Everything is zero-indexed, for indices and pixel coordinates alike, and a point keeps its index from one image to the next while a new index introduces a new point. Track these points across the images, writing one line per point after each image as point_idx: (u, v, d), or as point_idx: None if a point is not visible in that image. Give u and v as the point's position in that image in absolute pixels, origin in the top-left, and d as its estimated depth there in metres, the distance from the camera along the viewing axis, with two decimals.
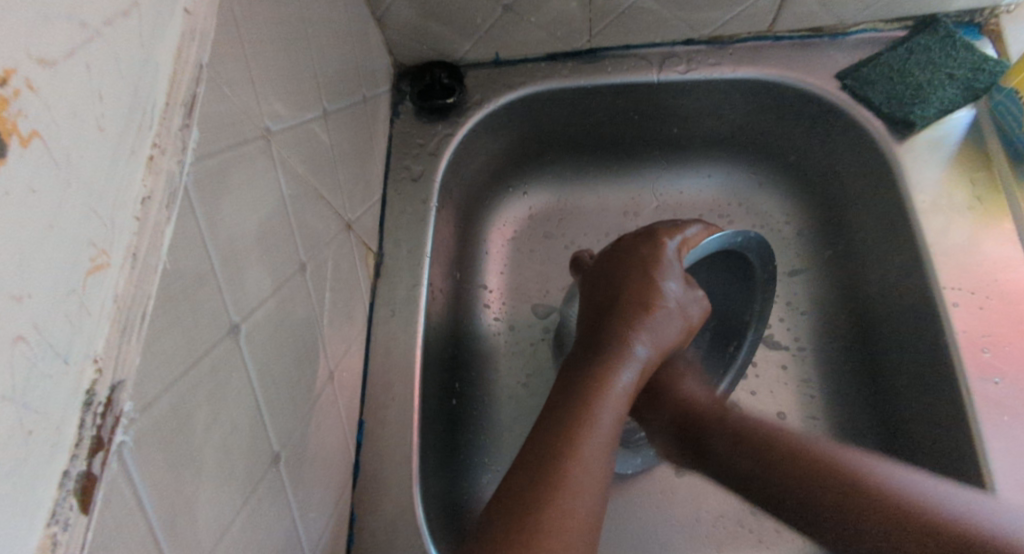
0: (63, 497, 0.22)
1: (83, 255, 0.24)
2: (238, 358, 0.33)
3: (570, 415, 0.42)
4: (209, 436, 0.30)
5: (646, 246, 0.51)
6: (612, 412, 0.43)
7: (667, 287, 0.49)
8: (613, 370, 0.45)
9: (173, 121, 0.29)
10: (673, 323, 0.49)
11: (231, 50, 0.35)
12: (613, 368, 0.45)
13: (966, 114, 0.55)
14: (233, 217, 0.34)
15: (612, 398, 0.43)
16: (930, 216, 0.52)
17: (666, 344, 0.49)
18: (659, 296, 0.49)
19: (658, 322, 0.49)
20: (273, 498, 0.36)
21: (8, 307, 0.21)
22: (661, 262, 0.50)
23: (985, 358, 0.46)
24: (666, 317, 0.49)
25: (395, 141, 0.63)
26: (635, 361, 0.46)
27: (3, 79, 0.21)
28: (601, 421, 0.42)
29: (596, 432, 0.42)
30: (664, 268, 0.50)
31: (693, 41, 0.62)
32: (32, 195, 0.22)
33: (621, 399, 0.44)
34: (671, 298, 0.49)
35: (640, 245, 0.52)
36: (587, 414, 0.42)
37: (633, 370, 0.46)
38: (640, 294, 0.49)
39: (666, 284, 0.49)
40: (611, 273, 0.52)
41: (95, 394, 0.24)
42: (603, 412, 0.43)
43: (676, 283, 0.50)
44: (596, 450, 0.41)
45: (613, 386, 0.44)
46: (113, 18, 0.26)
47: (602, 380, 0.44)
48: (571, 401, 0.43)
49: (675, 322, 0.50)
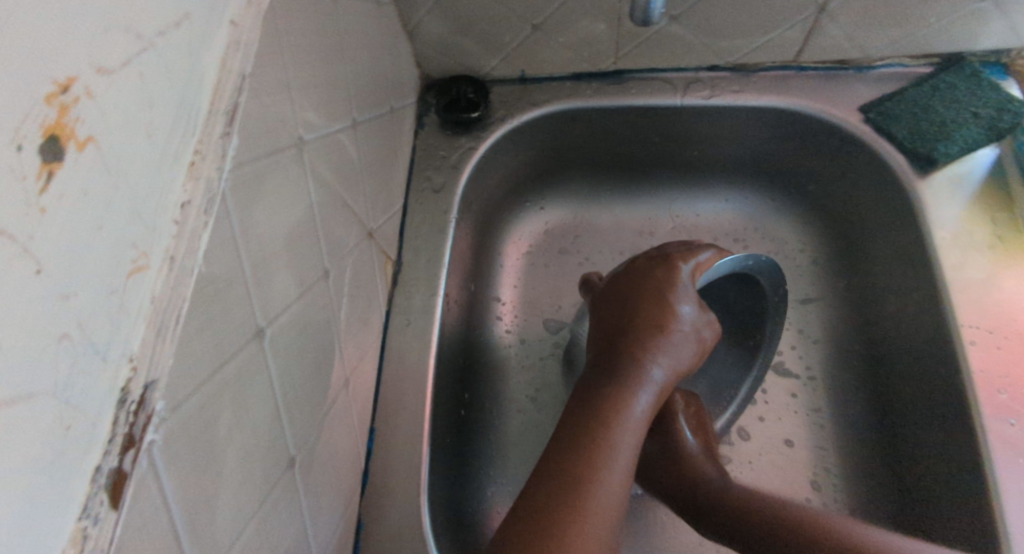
0: (94, 493, 0.23)
1: (126, 256, 0.25)
2: (262, 362, 0.34)
3: (586, 442, 0.43)
4: (231, 437, 0.31)
5: (660, 270, 0.51)
6: (628, 440, 0.43)
7: (681, 311, 0.49)
8: (628, 397, 0.45)
9: (215, 128, 0.30)
10: (688, 347, 0.49)
11: (271, 61, 0.36)
12: (628, 394, 0.45)
13: (988, 153, 0.55)
14: (264, 223, 0.35)
15: (627, 425, 0.44)
16: (950, 253, 0.52)
17: (682, 367, 0.49)
18: (673, 320, 0.49)
19: (672, 347, 0.48)
20: (286, 502, 0.37)
21: (56, 304, 0.21)
22: (675, 287, 0.50)
23: (1001, 399, 0.46)
24: (681, 340, 0.49)
25: (418, 151, 0.64)
26: (650, 386, 0.46)
27: (65, 86, 0.22)
28: (618, 449, 0.43)
29: (614, 459, 0.42)
30: (678, 292, 0.50)
31: (718, 67, 0.63)
32: (85, 198, 0.22)
33: (637, 425, 0.45)
34: (685, 322, 0.49)
35: (654, 268, 0.51)
36: (603, 441, 0.43)
37: (648, 394, 0.46)
38: (655, 318, 0.49)
39: (680, 309, 0.49)
40: (623, 296, 0.51)
41: (130, 392, 0.24)
42: (618, 440, 0.43)
43: (690, 307, 0.50)
44: (613, 477, 0.41)
45: (629, 413, 0.45)
46: (166, 29, 0.27)
47: (617, 407, 0.44)
48: (586, 426, 0.44)
49: (690, 346, 0.49)
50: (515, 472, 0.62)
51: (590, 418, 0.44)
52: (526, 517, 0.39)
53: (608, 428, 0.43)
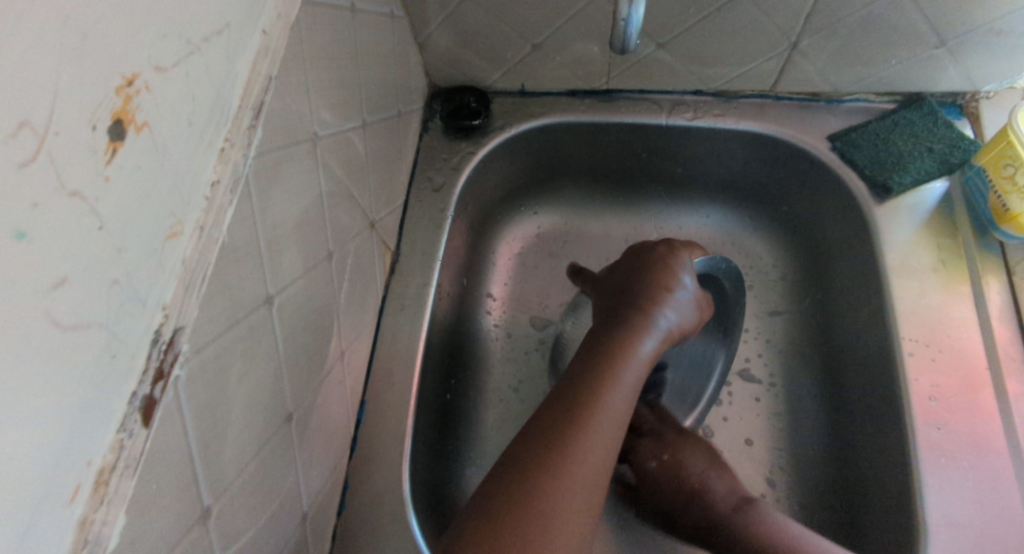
0: (130, 412, 0.27)
1: (165, 223, 0.30)
2: (269, 325, 0.39)
3: (599, 375, 0.48)
4: (240, 386, 0.36)
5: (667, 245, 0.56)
6: (633, 378, 0.49)
7: (689, 280, 0.55)
8: (638, 340, 0.51)
9: (242, 121, 0.35)
10: (689, 312, 0.55)
11: (294, 65, 0.41)
12: (638, 337, 0.51)
13: (939, 186, 0.60)
14: (278, 205, 0.40)
15: (633, 364, 0.49)
16: (899, 274, 0.57)
17: (686, 326, 0.55)
18: (682, 284, 0.55)
19: (675, 308, 0.54)
20: (282, 451, 0.41)
21: (111, 255, 0.26)
22: (682, 260, 0.56)
23: (932, 406, 0.51)
24: (687, 302, 0.55)
25: (422, 154, 0.70)
26: (656, 334, 0.52)
27: (130, 80, 0.27)
28: (623, 382, 0.48)
29: (619, 390, 0.48)
30: (687, 264, 0.56)
31: (701, 92, 0.68)
32: (138, 170, 0.28)
33: (641, 366, 0.50)
34: (687, 291, 0.55)
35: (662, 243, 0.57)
36: (611, 373, 0.48)
37: (655, 341, 0.51)
38: (663, 280, 0.54)
39: (686, 278, 0.55)
40: (631, 265, 0.56)
41: (161, 334, 0.29)
42: (625, 380, 0.48)
43: (697, 278, 0.56)
44: (617, 405, 0.47)
45: (636, 354, 0.50)
46: (210, 37, 0.32)
47: (628, 347, 0.50)
48: (599, 361, 0.49)
49: (693, 311, 0.55)
50: (493, 455, 0.66)
51: (605, 355, 0.49)
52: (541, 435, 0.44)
53: (619, 364, 0.49)
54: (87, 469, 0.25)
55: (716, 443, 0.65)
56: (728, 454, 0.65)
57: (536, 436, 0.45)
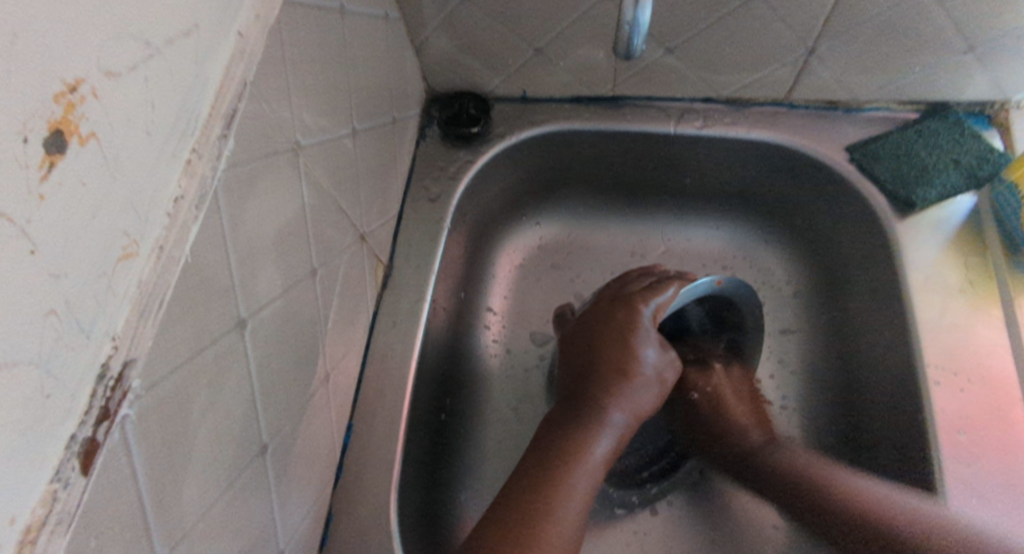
0: (66, 458, 0.24)
1: (117, 243, 0.27)
2: (241, 351, 0.36)
3: (543, 483, 0.45)
4: (204, 419, 0.33)
5: (621, 311, 0.53)
6: (585, 480, 0.46)
7: (640, 355, 0.51)
8: (588, 440, 0.47)
9: (213, 130, 0.32)
10: (650, 389, 0.52)
11: (275, 70, 0.38)
12: (588, 438, 0.47)
13: (966, 201, 0.57)
14: (254, 219, 0.37)
15: (584, 469, 0.46)
16: (922, 294, 0.53)
17: (644, 410, 0.51)
18: (635, 363, 0.51)
19: (634, 388, 0.51)
20: (255, 486, 0.38)
21: (46, 282, 0.23)
22: (637, 328, 0.52)
23: (960, 440, 0.47)
24: (642, 384, 0.51)
25: (419, 162, 0.67)
26: (610, 431, 0.48)
27: (73, 87, 0.24)
28: (571, 489, 0.45)
29: (562, 511, 0.44)
30: (640, 335, 0.52)
31: (712, 99, 0.64)
32: (83, 187, 0.25)
33: (594, 471, 0.47)
34: (647, 367, 0.51)
35: (617, 309, 0.53)
36: (558, 481, 0.45)
37: (609, 437, 0.48)
38: (617, 358, 0.51)
39: (644, 352, 0.51)
40: (586, 340, 0.53)
41: (109, 368, 0.26)
42: (576, 481, 0.45)
43: (650, 349, 0.52)
44: (565, 516, 0.44)
45: (588, 458, 0.47)
46: (174, 39, 0.29)
47: (576, 449, 0.47)
48: (544, 466, 0.46)
49: (652, 388, 0.52)
50: (490, 480, 0.63)
51: (550, 464, 0.46)
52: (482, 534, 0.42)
53: (564, 474, 0.45)
54: (12, 528, 0.22)
55: (724, 469, 0.62)
56: (737, 480, 0.61)
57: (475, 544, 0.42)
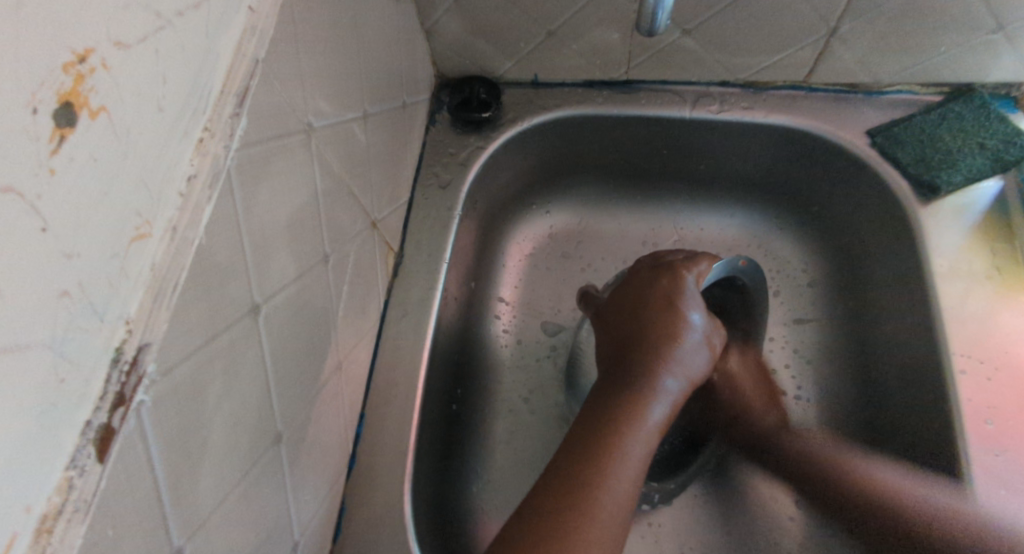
0: (82, 445, 0.23)
1: (130, 223, 0.26)
2: (256, 337, 0.35)
3: (599, 450, 0.42)
4: (219, 406, 0.32)
5: (666, 277, 0.51)
6: (641, 446, 0.43)
7: (686, 320, 0.49)
8: (644, 405, 0.45)
9: (225, 108, 0.31)
10: (700, 354, 0.49)
11: (287, 47, 0.37)
12: (643, 404, 0.45)
13: (991, 186, 0.55)
14: (266, 203, 0.36)
15: (641, 434, 0.43)
16: (947, 281, 0.52)
17: (695, 375, 0.49)
18: (684, 327, 0.48)
19: (684, 352, 0.48)
20: (270, 477, 0.37)
21: (58, 263, 0.22)
22: (684, 294, 0.50)
23: (987, 429, 0.46)
24: (694, 347, 0.48)
25: (429, 148, 0.66)
26: (665, 395, 0.46)
27: (82, 57, 0.23)
28: (629, 455, 0.42)
29: (619, 478, 0.41)
30: (687, 301, 0.50)
31: (728, 83, 0.63)
32: (94, 163, 0.23)
33: (649, 436, 0.44)
34: (695, 331, 0.49)
35: (660, 276, 0.51)
36: (615, 447, 0.42)
37: (664, 403, 0.46)
38: (666, 323, 0.48)
39: (691, 316, 0.49)
40: (629, 308, 0.51)
41: (123, 353, 0.25)
42: (631, 445, 0.43)
43: (697, 313, 0.50)
44: (624, 484, 0.41)
45: (642, 424, 0.44)
46: (185, 11, 0.28)
47: (632, 415, 0.44)
48: (601, 434, 0.43)
49: (701, 353, 0.49)
50: (502, 472, 0.62)
51: (601, 432, 0.43)
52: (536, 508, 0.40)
53: (619, 439, 0.43)
54: (26, 516, 0.21)
55: (740, 459, 0.61)
56: (753, 471, 0.60)
57: (531, 511, 0.40)
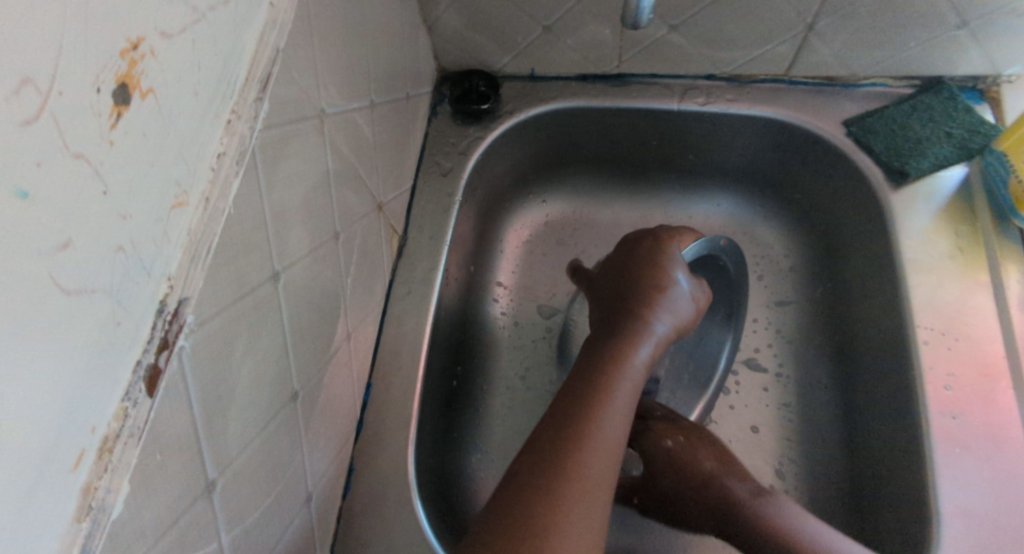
0: (134, 381, 0.27)
1: (170, 192, 0.29)
2: (275, 302, 0.38)
3: (594, 384, 0.46)
4: (245, 361, 0.35)
5: (653, 240, 0.55)
6: (632, 381, 0.47)
7: (672, 275, 0.53)
8: (631, 347, 0.49)
9: (249, 93, 0.35)
10: (687, 306, 0.53)
11: (302, 39, 0.40)
12: (632, 347, 0.49)
13: (957, 171, 0.59)
14: (285, 181, 0.39)
15: (630, 372, 0.48)
16: (915, 260, 0.56)
17: (682, 323, 0.53)
18: (670, 281, 0.53)
19: (671, 303, 0.52)
20: (287, 431, 0.41)
21: (115, 222, 0.26)
22: (670, 253, 0.54)
23: (947, 395, 0.50)
24: (679, 298, 0.52)
25: (430, 138, 0.69)
26: (653, 340, 0.50)
27: (135, 45, 0.26)
28: (619, 388, 0.46)
29: (613, 407, 0.45)
30: (672, 259, 0.54)
31: (714, 76, 0.67)
32: (143, 137, 0.27)
33: (638, 373, 0.48)
34: (680, 285, 0.53)
35: (649, 238, 0.55)
36: (608, 382, 0.46)
37: (651, 346, 0.50)
38: (654, 278, 0.53)
39: (677, 272, 0.53)
40: (620, 267, 0.55)
41: (166, 304, 0.29)
42: (623, 380, 0.47)
43: (683, 269, 0.54)
44: (618, 412, 0.45)
45: (632, 363, 0.48)
46: (216, 6, 0.31)
47: (623, 357, 0.48)
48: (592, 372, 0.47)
49: (686, 305, 0.53)
50: (500, 444, 0.66)
51: (596, 370, 0.47)
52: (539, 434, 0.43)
53: (612, 375, 0.47)
54: (92, 436, 0.25)
55: (723, 431, 0.64)
56: (736, 442, 0.64)
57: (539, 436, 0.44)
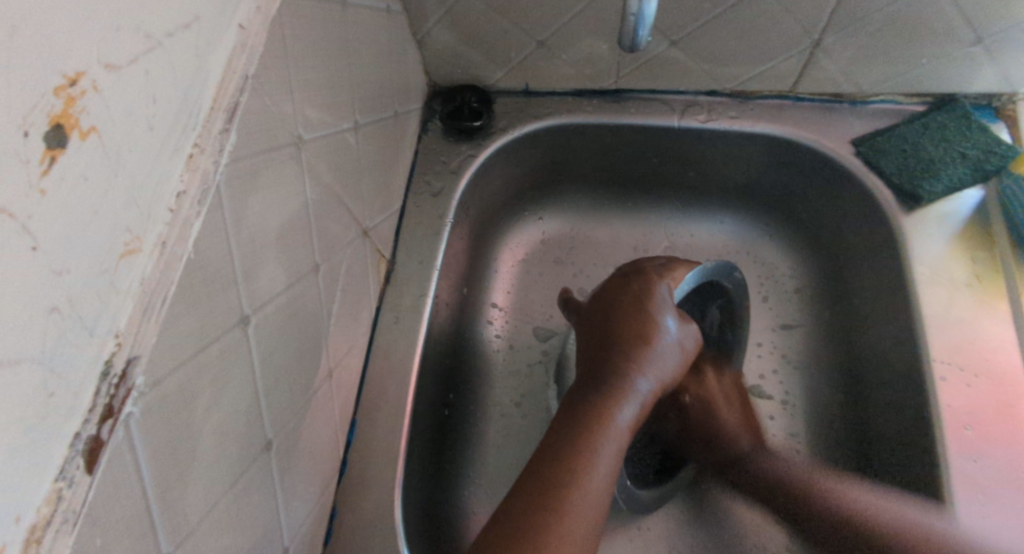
0: (71, 457, 0.24)
1: (119, 239, 0.26)
2: (245, 346, 0.36)
3: (569, 455, 0.43)
4: (209, 415, 0.32)
5: (639, 282, 0.52)
6: (612, 450, 0.44)
7: (659, 324, 0.49)
8: (612, 406, 0.46)
9: (214, 124, 0.32)
10: (674, 358, 0.50)
11: (277, 62, 0.38)
12: (614, 408, 0.45)
13: (973, 194, 0.57)
14: (256, 214, 0.36)
15: (612, 439, 0.44)
16: (929, 288, 0.53)
17: (668, 375, 0.50)
18: (657, 331, 0.49)
19: (657, 356, 0.49)
20: (259, 484, 0.38)
21: (49, 280, 0.23)
22: (657, 298, 0.51)
23: (967, 435, 0.47)
24: (666, 350, 0.49)
25: (421, 156, 0.66)
26: (637, 398, 0.47)
27: (73, 80, 0.23)
28: (599, 456, 0.43)
29: (590, 482, 0.42)
30: (660, 303, 0.50)
31: (716, 92, 0.64)
32: (85, 182, 0.24)
33: (620, 438, 0.45)
34: (669, 336, 0.49)
35: (634, 281, 0.52)
36: (585, 451, 0.43)
37: (634, 406, 0.46)
38: (639, 328, 0.49)
39: (666, 321, 0.50)
40: (603, 315, 0.52)
41: (112, 366, 0.26)
42: (602, 450, 0.44)
43: (671, 317, 0.50)
44: (594, 488, 0.42)
45: (612, 428, 0.45)
46: (175, 32, 0.28)
47: (604, 420, 0.45)
48: (571, 436, 0.44)
49: (674, 357, 0.50)
50: (494, 476, 0.63)
51: (572, 437, 0.44)
52: (508, 514, 0.40)
53: (590, 444, 0.43)
54: (18, 528, 0.22)
55: None
56: None
57: (505, 515, 0.41)
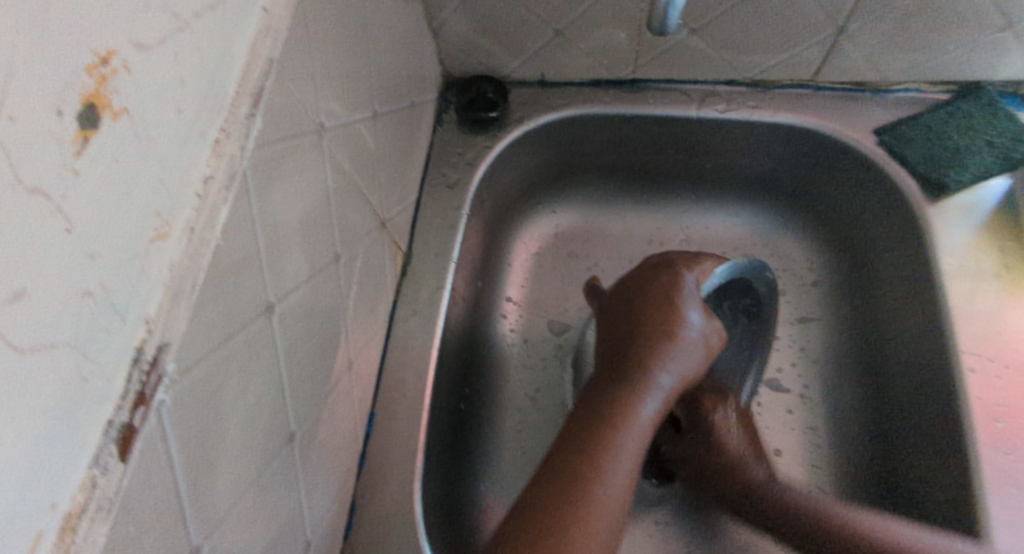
0: (104, 444, 0.24)
1: (149, 224, 0.26)
2: (270, 336, 0.35)
3: (591, 445, 0.42)
4: (235, 406, 0.32)
5: (666, 275, 0.51)
6: (633, 442, 0.43)
7: (684, 317, 0.49)
8: (636, 401, 0.45)
9: (240, 109, 0.31)
10: (698, 353, 0.49)
11: (300, 49, 0.37)
12: (637, 399, 0.45)
13: (1000, 182, 0.56)
14: (280, 202, 0.36)
15: (634, 430, 0.44)
16: (956, 280, 0.52)
17: (692, 371, 0.49)
18: (682, 324, 0.49)
19: (682, 350, 0.48)
20: (283, 476, 0.38)
21: (82, 263, 0.22)
22: (682, 291, 0.50)
23: (997, 428, 0.46)
24: (690, 345, 0.48)
25: (436, 148, 0.66)
26: (659, 391, 0.46)
27: (105, 59, 0.23)
28: (624, 448, 0.43)
29: (611, 473, 0.41)
30: (685, 299, 0.50)
31: (735, 82, 0.63)
32: (116, 164, 0.24)
33: (642, 431, 0.44)
34: (694, 329, 0.49)
35: (660, 274, 0.52)
36: (608, 442, 0.42)
37: (656, 399, 0.46)
38: (664, 320, 0.49)
39: (690, 315, 0.49)
40: (627, 307, 0.51)
41: (144, 352, 0.25)
42: (624, 442, 0.43)
43: (695, 311, 0.50)
44: (617, 479, 0.41)
45: (635, 419, 0.44)
46: (202, 13, 0.28)
47: (626, 411, 0.44)
48: (593, 428, 0.43)
49: (698, 352, 0.49)
50: (510, 472, 0.62)
51: (596, 427, 0.44)
52: (528, 505, 0.40)
53: (612, 435, 0.43)
54: (51, 514, 0.22)
55: None
56: None
57: (525, 505, 0.40)
